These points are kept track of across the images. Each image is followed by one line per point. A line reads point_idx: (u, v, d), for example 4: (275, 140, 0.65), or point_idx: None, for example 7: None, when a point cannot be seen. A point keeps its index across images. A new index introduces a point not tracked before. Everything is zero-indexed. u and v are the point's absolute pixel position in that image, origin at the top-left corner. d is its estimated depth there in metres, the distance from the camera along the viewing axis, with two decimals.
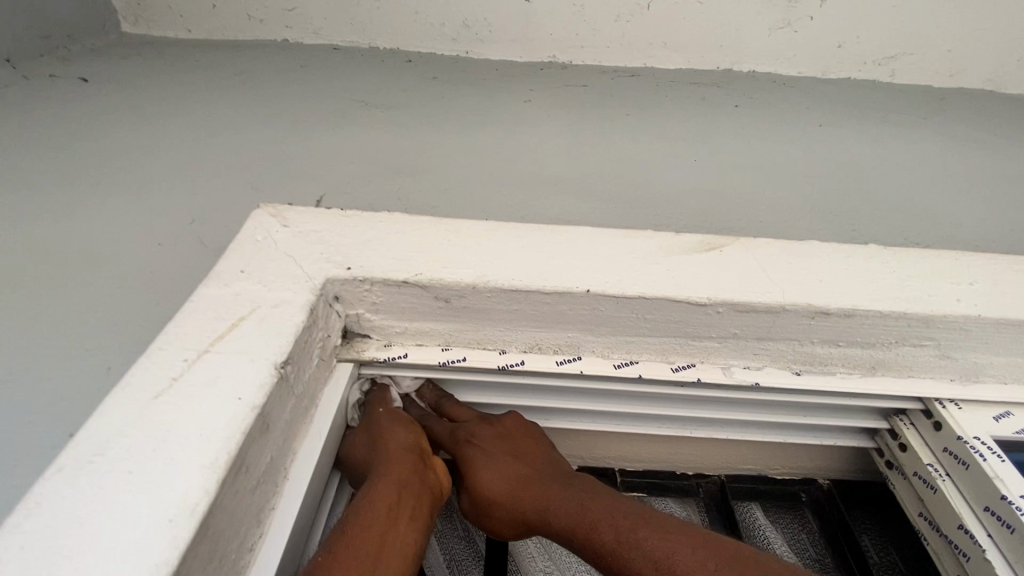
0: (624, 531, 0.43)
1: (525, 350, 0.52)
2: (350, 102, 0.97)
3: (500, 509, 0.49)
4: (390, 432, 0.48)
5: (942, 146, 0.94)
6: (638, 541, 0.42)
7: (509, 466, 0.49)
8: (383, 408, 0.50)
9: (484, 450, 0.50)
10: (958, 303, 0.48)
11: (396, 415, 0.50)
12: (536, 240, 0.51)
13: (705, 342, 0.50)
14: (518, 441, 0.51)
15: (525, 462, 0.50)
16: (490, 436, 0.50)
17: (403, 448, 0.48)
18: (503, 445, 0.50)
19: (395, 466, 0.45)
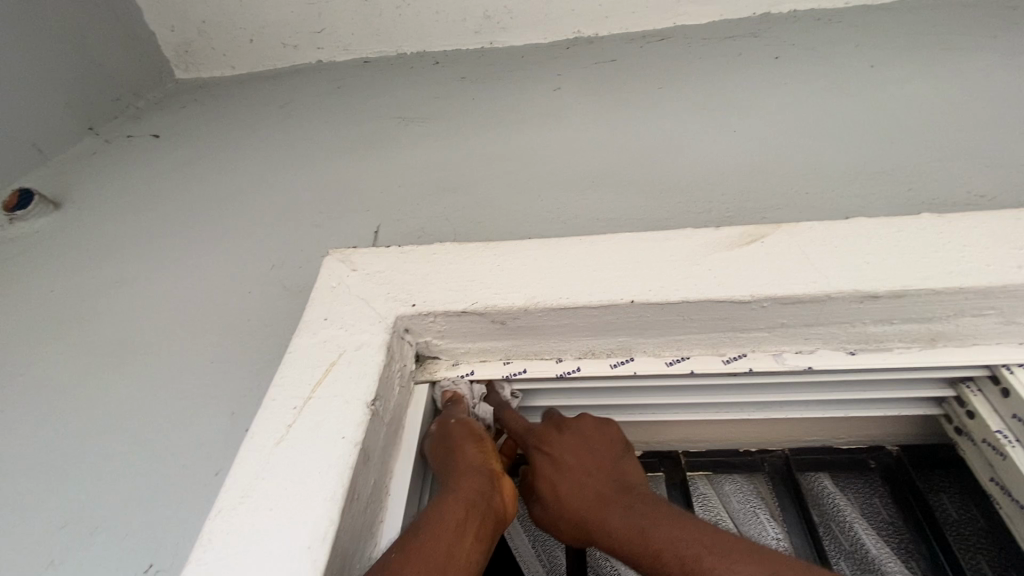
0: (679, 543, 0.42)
1: (579, 357, 0.56)
2: (388, 119, 1.01)
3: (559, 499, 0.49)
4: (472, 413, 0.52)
5: (1019, 67, 0.85)
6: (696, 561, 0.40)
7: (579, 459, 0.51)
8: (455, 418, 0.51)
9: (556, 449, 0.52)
10: (1018, 270, 0.46)
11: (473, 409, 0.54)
12: (579, 253, 0.54)
13: (753, 334, 0.52)
14: (580, 433, 0.53)
15: (581, 457, 0.51)
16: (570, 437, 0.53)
17: (473, 466, 0.48)
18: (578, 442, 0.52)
19: (466, 484, 0.46)
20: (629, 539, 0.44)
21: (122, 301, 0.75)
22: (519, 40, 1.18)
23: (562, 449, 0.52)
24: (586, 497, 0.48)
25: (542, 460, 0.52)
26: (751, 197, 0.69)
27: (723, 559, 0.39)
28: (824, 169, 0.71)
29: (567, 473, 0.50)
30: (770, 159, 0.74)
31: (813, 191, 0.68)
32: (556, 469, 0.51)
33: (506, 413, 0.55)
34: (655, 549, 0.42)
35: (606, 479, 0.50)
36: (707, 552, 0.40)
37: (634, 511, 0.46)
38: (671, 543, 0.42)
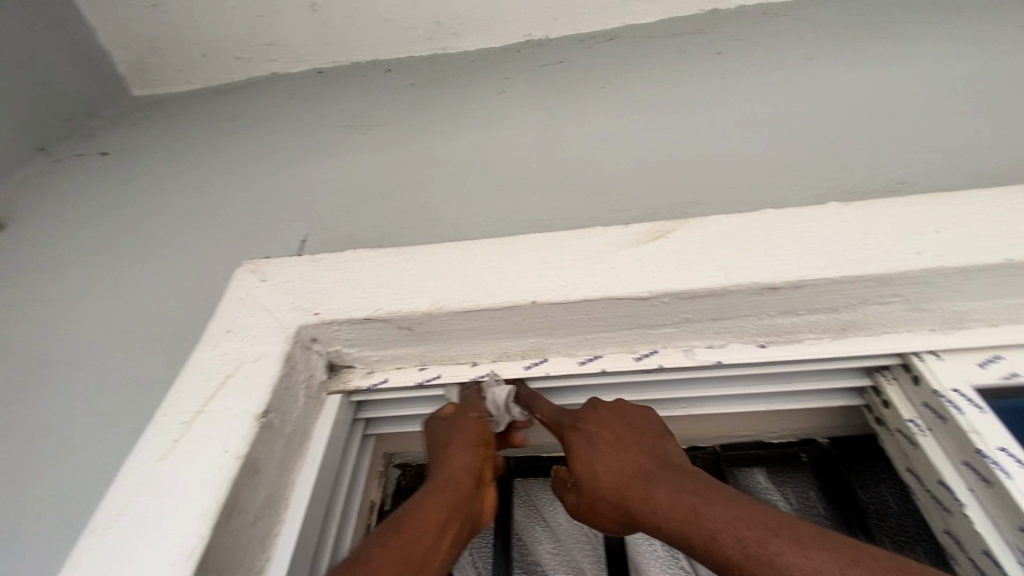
0: (740, 525, 0.40)
1: (494, 360, 0.55)
2: (333, 128, 1.01)
3: (602, 482, 0.48)
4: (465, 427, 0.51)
5: (955, 54, 0.85)
6: (763, 545, 0.38)
7: (617, 441, 0.50)
8: (472, 417, 0.52)
9: (590, 429, 0.51)
10: (918, 256, 0.46)
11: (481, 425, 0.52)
12: (487, 255, 0.53)
13: (662, 330, 0.51)
14: (617, 415, 0.52)
15: (619, 434, 0.50)
16: (604, 419, 0.51)
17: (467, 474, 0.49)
18: (614, 424, 0.51)
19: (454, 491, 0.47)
20: (676, 513, 0.43)
21: (52, 320, 0.74)
22: (470, 45, 1.18)
23: (599, 425, 0.51)
24: (626, 471, 0.48)
25: (578, 441, 0.51)
26: (677, 192, 0.68)
27: (792, 544, 0.37)
28: (752, 161, 0.70)
29: (606, 450, 0.49)
30: (699, 154, 0.73)
31: (739, 185, 0.68)
32: (592, 446, 0.50)
33: (536, 401, 0.54)
34: (707, 529, 0.40)
35: (648, 454, 0.48)
36: (772, 535, 0.38)
37: (682, 488, 0.44)
38: (727, 523, 0.40)
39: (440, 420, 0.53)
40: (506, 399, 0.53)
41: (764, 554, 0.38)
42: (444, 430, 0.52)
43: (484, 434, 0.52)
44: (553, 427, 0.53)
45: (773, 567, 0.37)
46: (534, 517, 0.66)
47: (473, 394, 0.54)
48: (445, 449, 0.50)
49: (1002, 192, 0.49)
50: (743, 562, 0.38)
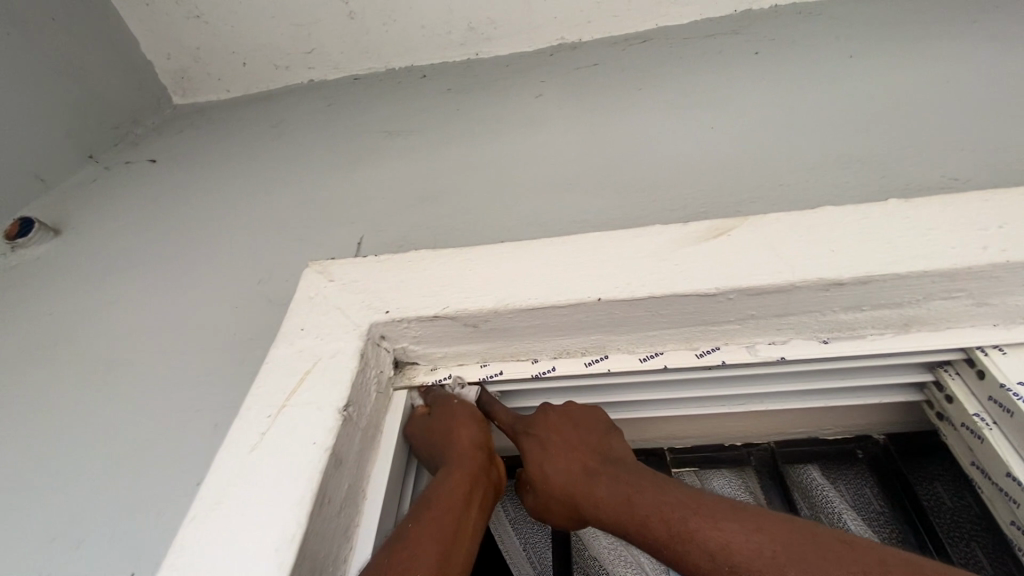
0: (673, 518, 0.43)
1: (554, 356, 0.56)
2: (374, 133, 1.03)
3: (552, 484, 0.51)
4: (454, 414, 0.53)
5: (998, 50, 0.85)
6: (690, 532, 0.42)
7: (563, 444, 0.52)
8: (457, 405, 0.54)
9: (540, 433, 0.53)
10: (984, 251, 0.46)
11: (467, 412, 0.53)
12: (549, 254, 0.54)
13: (724, 326, 0.52)
14: (564, 416, 0.54)
15: (565, 435, 0.53)
16: (551, 424, 0.54)
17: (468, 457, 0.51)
18: (563, 428, 0.53)
19: (463, 475, 0.49)
20: (616, 507, 0.46)
21: (117, 320, 0.77)
22: (503, 50, 1.20)
23: (546, 428, 0.53)
24: (571, 471, 0.51)
25: (529, 445, 0.53)
26: (725, 190, 0.69)
27: (708, 520, 0.42)
28: (799, 160, 0.71)
29: (555, 451, 0.52)
30: (745, 152, 0.74)
31: (788, 182, 0.68)
32: (543, 450, 0.52)
33: (494, 406, 0.56)
34: (642, 516, 0.44)
35: (589, 452, 0.51)
36: (692, 514, 0.43)
37: (617, 484, 0.48)
38: (658, 509, 0.44)
39: (427, 413, 0.54)
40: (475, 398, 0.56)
41: (686, 533, 0.42)
42: (437, 420, 0.53)
43: (477, 418, 0.54)
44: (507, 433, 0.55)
45: (694, 545, 0.41)
46: None
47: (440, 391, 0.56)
48: (443, 437, 0.52)
49: None
50: (668, 542, 0.42)
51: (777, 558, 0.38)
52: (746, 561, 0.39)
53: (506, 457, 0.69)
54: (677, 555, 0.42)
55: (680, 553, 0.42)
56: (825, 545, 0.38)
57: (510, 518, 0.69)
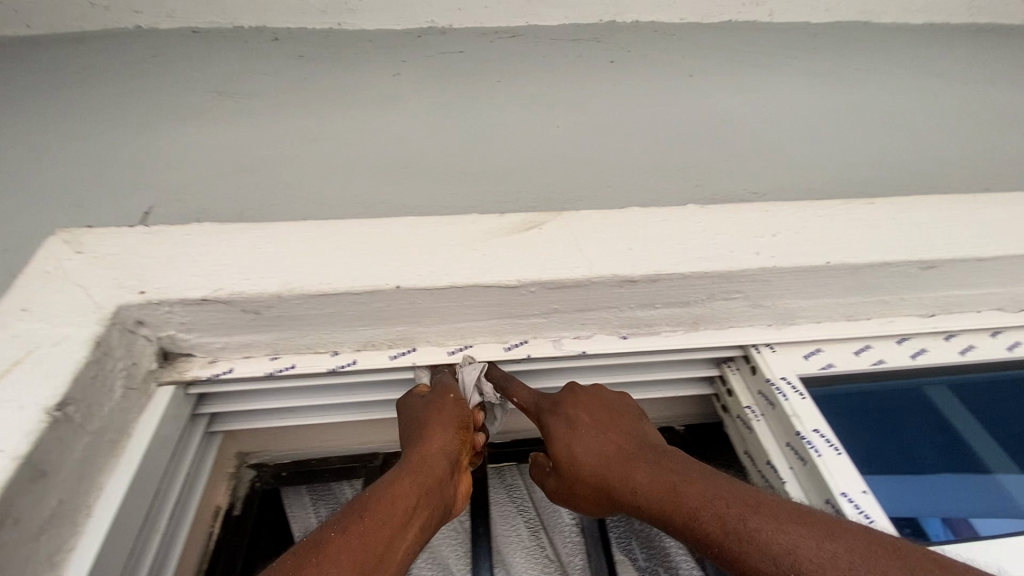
0: (728, 516, 0.37)
1: (356, 349, 0.51)
2: (196, 95, 0.87)
3: (581, 469, 0.48)
4: (440, 407, 0.48)
5: (830, 85, 0.90)
6: (750, 532, 0.36)
7: (594, 427, 0.49)
8: (450, 399, 0.49)
9: (567, 413, 0.50)
10: (756, 256, 0.49)
11: (450, 408, 0.48)
12: (350, 235, 0.48)
13: (531, 320, 0.51)
14: (595, 398, 0.52)
15: (599, 418, 0.50)
16: (576, 406, 0.51)
17: (434, 455, 0.46)
18: (591, 412, 0.50)
19: (422, 472, 0.44)
20: (654, 492, 0.42)
21: None
22: (369, 25, 1.04)
23: (576, 408, 0.51)
24: (606, 454, 0.47)
25: (556, 425, 0.50)
26: (556, 188, 0.69)
27: (772, 519, 0.36)
28: (633, 166, 0.73)
29: (583, 433, 0.49)
30: (574, 170, 0.72)
31: (615, 184, 0.70)
32: (570, 429, 0.49)
33: (510, 382, 0.52)
34: (686, 506, 0.39)
35: (627, 437, 0.48)
36: (752, 512, 0.37)
37: (662, 468, 0.44)
38: (708, 501, 0.39)
39: (418, 399, 0.50)
40: (475, 380, 0.52)
41: (743, 531, 0.36)
42: (422, 411, 0.49)
43: (463, 417, 0.50)
44: (528, 413, 0.52)
45: (753, 541, 0.36)
46: None
47: (446, 373, 0.53)
48: (419, 432, 0.47)
49: (833, 204, 0.54)
50: (721, 539, 0.37)
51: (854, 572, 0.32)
52: (817, 569, 0.33)
53: (312, 459, 0.64)
54: (732, 554, 0.36)
55: (736, 552, 0.36)
56: (919, 564, 0.32)
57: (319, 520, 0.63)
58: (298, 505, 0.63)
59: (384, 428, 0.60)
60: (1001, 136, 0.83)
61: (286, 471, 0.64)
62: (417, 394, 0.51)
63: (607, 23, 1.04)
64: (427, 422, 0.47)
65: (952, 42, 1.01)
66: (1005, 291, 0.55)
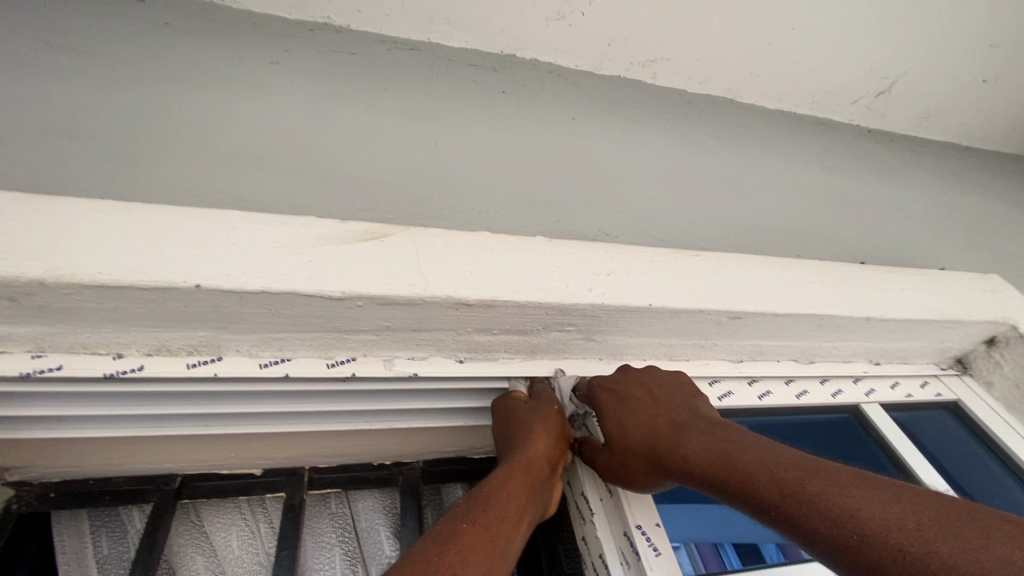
0: (788, 482, 0.40)
1: (146, 353, 0.45)
2: (14, 39, 0.73)
3: (631, 439, 0.50)
4: (543, 415, 0.52)
5: (692, 148, 1.00)
6: (811, 496, 0.39)
7: (647, 401, 0.51)
8: (553, 409, 0.53)
9: (618, 388, 0.52)
10: (589, 292, 0.52)
11: (550, 419, 0.52)
12: (154, 223, 0.43)
13: (361, 337, 0.49)
14: (644, 375, 0.54)
15: (652, 394, 0.52)
16: (627, 382, 0.53)
17: (538, 458, 0.49)
18: (642, 387, 0.53)
19: (525, 471, 0.48)
20: (709, 459, 0.45)
21: None
22: (256, 7, 0.95)
23: (627, 385, 0.53)
24: (655, 424, 0.49)
25: (607, 398, 0.52)
26: (419, 208, 0.68)
27: (834, 484, 0.38)
28: (502, 194, 0.75)
29: (634, 407, 0.51)
30: (445, 188, 0.72)
31: (479, 210, 0.71)
32: (621, 402, 0.51)
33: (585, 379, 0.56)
34: (745, 472, 0.42)
35: (676, 410, 0.51)
36: (812, 478, 0.40)
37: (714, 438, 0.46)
38: (766, 467, 0.42)
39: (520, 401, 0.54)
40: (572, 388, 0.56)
41: (804, 494, 0.39)
42: (524, 415, 0.52)
43: (561, 427, 0.53)
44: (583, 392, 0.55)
45: (811, 504, 0.38)
46: (197, 544, 0.55)
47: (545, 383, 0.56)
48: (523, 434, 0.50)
49: (664, 252, 0.59)
50: (780, 500, 0.39)
51: (921, 531, 0.34)
52: (881, 530, 0.35)
53: (91, 479, 0.55)
54: (792, 515, 0.38)
55: (797, 513, 0.38)
56: (990, 524, 0.34)
57: (98, 555, 0.55)
58: (72, 535, 0.54)
59: (185, 446, 0.53)
60: (819, 214, 0.97)
61: (54, 493, 0.54)
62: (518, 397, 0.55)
63: (507, 56, 1.06)
64: (530, 426, 0.51)
65: (796, 131, 1.17)
66: (798, 345, 0.63)
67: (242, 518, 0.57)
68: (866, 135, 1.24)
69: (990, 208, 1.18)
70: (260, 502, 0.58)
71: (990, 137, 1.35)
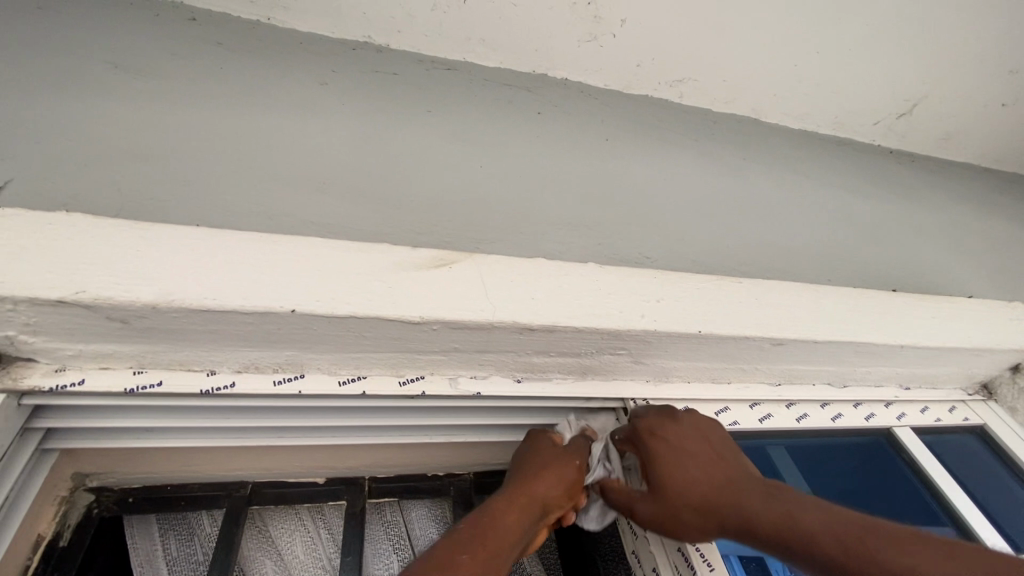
0: (853, 544, 0.41)
1: (238, 370, 0.48)
2: (79, 59, 0.76)
3: (685, 491, 0.50)
4: (558, 462, 0.53)
5: (721, 170, 1.03)
6: (877, 559, 0.40)
7: (698, 452, 0.52)
8: (573, 463, 0.54)
9: (671, 438, 0.52)
10: (642, 318, 0.55)
11: (565, 468, 0.53)
12: (248, 251, 0.46)
13: (430, 357, 0.52)
14: (694, 422, 0.54)
15: (702, 446, 0.52)
16: (678, 432, 0.53)
17: (542, 497, 0.51)
18: (693, 438, 0.53)
19: (524, 504, 0.50)
20: (769, 517, 0.45)
21: None
22: (299, 25, 0.96)
23: (679, 436, 0.53)
24: (709, 478, 0.49)
25: (660, 447, 0.52)
26: (469, 230, 0.72)
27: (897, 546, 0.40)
28: (545, 217, 0.78)
29: (687, 457, 0.51)
30: (492, 211, 0.75)
31: (525, 232, 0.75)
32: (675, 453, 0.52)
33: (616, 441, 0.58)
34: (809, 532, 0.43)
35: (728, 466, 0.51)
36: (874, 538, 0.41)
37: (770, 495, 0.47)
38: (829, 528, 0.42)
39: (545, 440, 0.56)
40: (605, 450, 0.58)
41: (871, 557, 0.40)
42: (543, 456, 0.54)
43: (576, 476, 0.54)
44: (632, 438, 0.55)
45: (879, 567, 0.39)
46: (264, 548, 0.59)
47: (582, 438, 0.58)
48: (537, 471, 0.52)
49: (708, 278, 0.61)
50: (847, 562, 0.40)
51: None
52: None
53: (166, 486, 0.57)
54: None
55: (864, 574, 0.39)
56: None
57: (167, 559, 0.58)
58: (144, 539, 0.58)
59: (257, 456, 0.56)
60: (846, 237, 1.00)
61: (133, 497, 0.57)
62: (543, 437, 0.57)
63: (541, 76, 1.08)
64: (545, 467, 0.53)
65: (821, 153, 1.19)
66: (833, 369, 0.66)
67: (304, 523, 0.61)
68: (887, 157, 1.27)
69: (1009, 231, 1.21)
70: (320, 510, 0.61)
71: (1009, 159, 1.37)
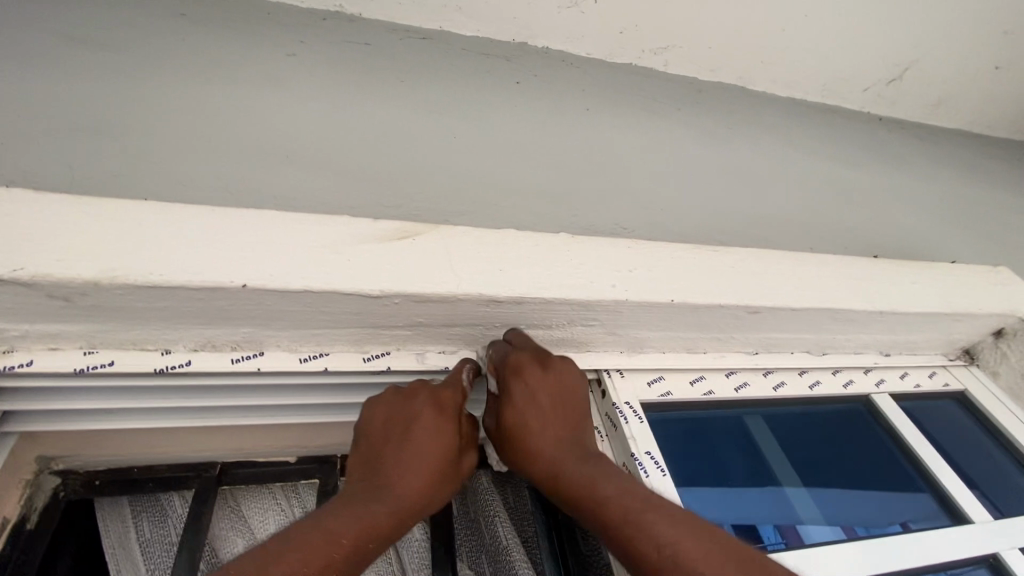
0: (634, 512, 0.41)
1: (194, 349, 0.47)
2: (32, 31, 0.73)
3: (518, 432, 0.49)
4: (438, 433, 0.48)
5: (705, 140, 1.00)
6: (650, 527, 0.40)
7: (543, 404, 0.50)
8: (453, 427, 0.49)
9: (537, 382, 0.50)
10: (613, 288, 0.53)
11: (441, 436, 0.48)
12: (197, 225, 0.44)
13: (395, 332, 0.51)
14: (560, 373, 0.52)
15: (553, 398, 0.50)
16: (540, 376, 0.50)
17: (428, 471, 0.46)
18: (547, 383, 0.51)
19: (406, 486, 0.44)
20: (586, 479, 0.44)
21: None
22: None
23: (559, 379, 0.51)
24: (535, 428, 0.48)
25: (516, 387, 0.50)
26: (440, 202, 0.71)
27: (666, 518, 0.40)
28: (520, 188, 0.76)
29: (535, 406, 0.49)
30: (464, 184, 0.73)
31: (500, 206, 0.73)
32: (522, 398, 0.49)
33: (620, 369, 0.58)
34: (607, 500, 0.42)
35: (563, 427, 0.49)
36: (652, 510, 0.41)
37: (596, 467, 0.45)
38: (644, 502, 0.42)
39: (430, 418, 0.48)
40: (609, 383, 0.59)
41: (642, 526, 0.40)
42: (414, 420, 0.48)
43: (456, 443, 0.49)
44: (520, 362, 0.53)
45: (647, 536, 0.39)
46: (236, 528, 0.58)
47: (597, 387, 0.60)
48: (411, 441, 0.47)
49: (685, 247, 0.60)
50: (621, 525, 0.40)
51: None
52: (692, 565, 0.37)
53: (135, 468, 0.57)
54: (625, 545, 0.40)
55: (629, 540, 0.40)
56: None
57: (139, 540, 0.58)
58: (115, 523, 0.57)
59: (223, 437, 0.55)
60: (831, 206, 0.98)
61: (100, 480, 0.56)
62: (430, 415, 0.48)
63: (521, 44, 1.04)
64: (420, 438, 0.47)
65: (809, 120, 1.17)
66: (811, 337, 0.65)
67: (277, 502, 0.60)
68: (878, 123, 1.24)
69: (997, 197, 1.19)
70: (293, 489, 0.61)
71: (1000, 125, 1.35)
